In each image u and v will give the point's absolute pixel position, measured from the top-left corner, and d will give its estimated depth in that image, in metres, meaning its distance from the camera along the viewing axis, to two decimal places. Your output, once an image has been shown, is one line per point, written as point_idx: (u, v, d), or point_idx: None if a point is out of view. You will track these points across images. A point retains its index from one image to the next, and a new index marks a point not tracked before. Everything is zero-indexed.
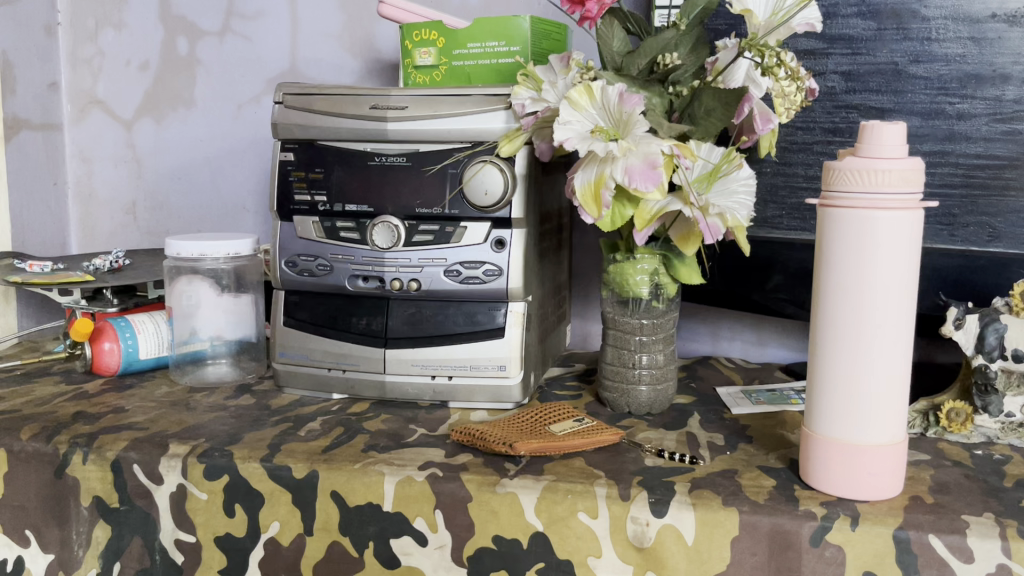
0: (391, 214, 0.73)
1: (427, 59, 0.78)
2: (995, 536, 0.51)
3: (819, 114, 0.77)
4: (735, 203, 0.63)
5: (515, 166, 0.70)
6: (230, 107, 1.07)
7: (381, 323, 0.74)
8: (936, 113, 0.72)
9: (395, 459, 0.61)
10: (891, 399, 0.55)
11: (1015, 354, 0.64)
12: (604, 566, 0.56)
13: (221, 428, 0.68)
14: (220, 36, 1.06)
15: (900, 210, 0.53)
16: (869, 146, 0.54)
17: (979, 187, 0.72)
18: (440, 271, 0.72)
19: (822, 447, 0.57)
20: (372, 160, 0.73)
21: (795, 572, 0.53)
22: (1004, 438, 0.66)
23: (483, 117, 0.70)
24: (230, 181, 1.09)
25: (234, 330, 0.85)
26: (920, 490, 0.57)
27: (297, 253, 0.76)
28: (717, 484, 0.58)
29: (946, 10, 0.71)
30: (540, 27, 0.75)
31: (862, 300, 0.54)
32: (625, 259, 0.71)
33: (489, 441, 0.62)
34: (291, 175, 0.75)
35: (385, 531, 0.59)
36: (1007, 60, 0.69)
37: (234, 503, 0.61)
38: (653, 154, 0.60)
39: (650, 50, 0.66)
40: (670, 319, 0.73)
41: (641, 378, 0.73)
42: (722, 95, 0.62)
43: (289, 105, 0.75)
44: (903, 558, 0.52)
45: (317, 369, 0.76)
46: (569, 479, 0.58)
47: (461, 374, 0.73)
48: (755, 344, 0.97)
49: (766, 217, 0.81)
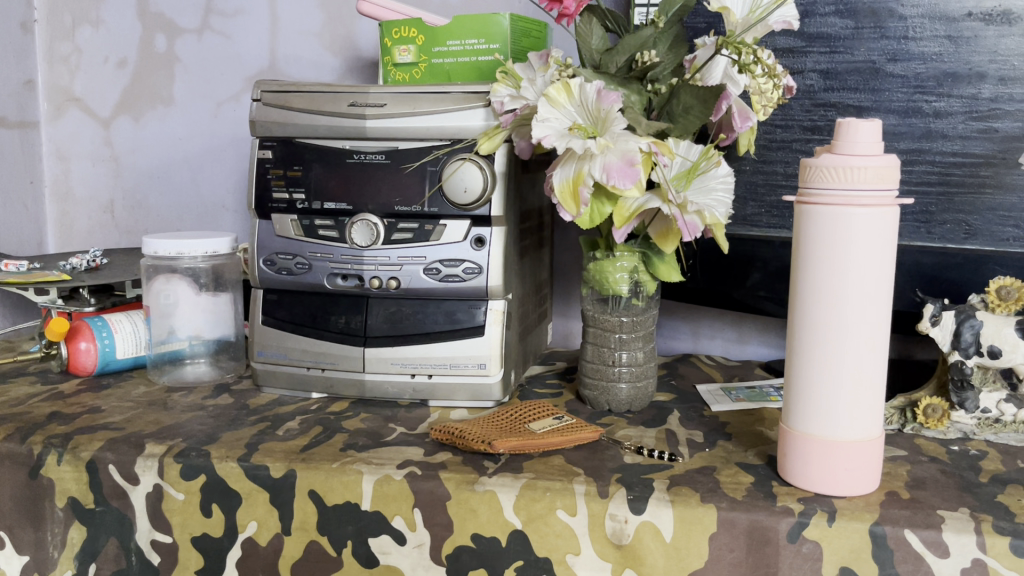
0: (370, 212, 0.72)
1: (407, 56, 0.77)
2: (971, 530, 0.51)
3: (797, 112, 0.78)
4: (714, 200, 0.64)
5: (494, 164, 0.70)
6: (209, 106, 1.06)
7: (360, 321, 0.74)
8: (913, 111, 0.73)
9: (373, 458, 0.61)
10: (866, 395, 0.55)
11: (990, 349, 0.64)
12: (582, 564, 0.56)
13: (199, 428, 0.68)
14: (199, 33, 1.05)
15: (875, 207, 0.53)
16: (845, 143, 0.54)
17: (956, 185, 0.72)
18: (420, 269, 0.72)
19: (799, 443, 0.57)
20: (350, 157, 0.72)
21: (773, 567, 0.53)
22: (981, 434, 0.67)
23: (462, 115, 0.70)
24: (209, 181, 1.08)
25: (212, 329, 0.84)
26: (897, 485, 0.58)
27: (276, 252, 0.75)
28: (695, 481, 0.58)
29: (922, 8, 0.71)
30: (520, 25, 0.74)
31: (836, 296, 0.55)
32: (605, 257, 0.71)
33: (468, 440, 0.62)
34: (269, 172, 0.75)
35: (363, 531, 0.58)
36: (983, 59, 0.69)
37: (211, 503, 0.61)
38: (631, 151, 0.60)
39: (627, 48, 0.65)
40: (650, 317, 0.73)
41: (621, 376, 0.73)
42: (701, 93, 0.62)
43: (267, 102, 0.74)
44: (879, 553, 0.52)
45: (296, 368, 0.76)
46: (548, 477, 0.58)
47: (441, 372, 0.73)
48: (736, 342, 0.98)
49: (746, 215, 0.81)
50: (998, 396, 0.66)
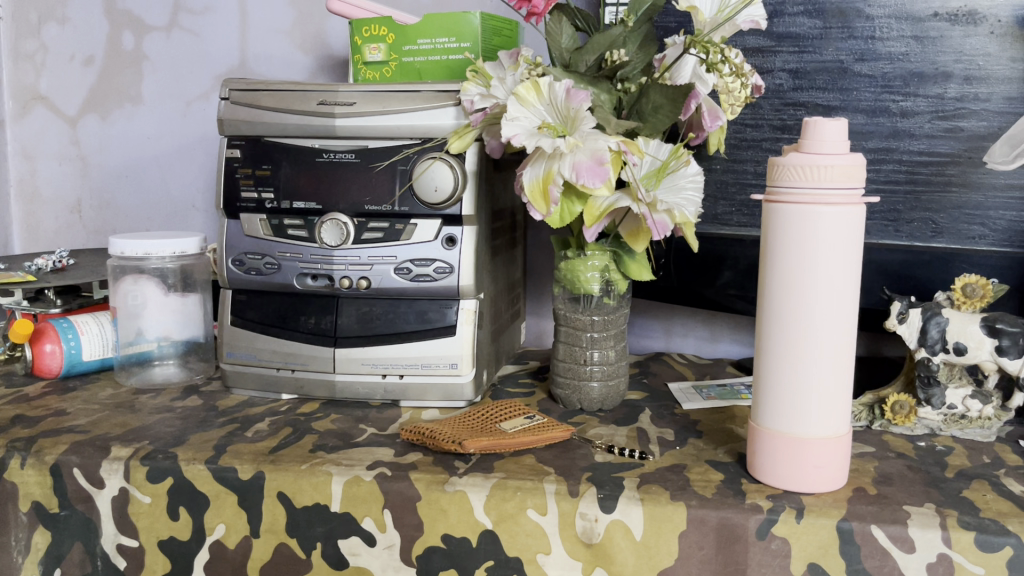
0: (340, 211, 0.72)
1: (377, 55, 0.77)
2: (936, 526, 0.51)
3: (767, 111, 0.78)
4: (683, 199, 0.64)
5: (465, 162, 0.70)
6: (178, 105, 1.05)
7: (331, 321, 0.74)
8: (881, 111, 0.74)
9: (343, 459, 0.61)
10: (834, 393, 0.56)
11: (956, 346, 0.65)
12: (553, 563, 0.56)
13: (166, 430, 0.67)
14: (167, 31, 1.04)
15: (842, 206, 0.54)
16: (811, 141, 0.55)
17: (923, 184, 0.73)
18: (390, 268, 0.72)
19: (768, 441, 0.57)
20: (320, 156, 0.72)
21: (742, 565, 0.54)
22: (946, 430, 0.67)
23: (433, 113, 0.69)
24: (179, 180, 1.07)
25: (182, 330, 0.83)
26: (864, 482, 0.58)
27: (244, 252, 0.75)
28: (666, 479, 0.58)
29: (889, 9, 0.72)
30: (491, 23, 0.74)
31: (804, 294, 0.55)
32: (576, 255, 0.71)
33: (438, 440, 0.62)
34: (237, 172, 0.74)
35: (332, 532, 0.58)
36: (949, 58, 0.71)
37: (178, 506, 0.60)
38: (600, 150, 0.60)
39: (597, 47, 0.65)
40: (622, 316, 0.73)
41: (593, 374, 0.73)
42: (669, 91, 0.62)
43: (235, 100, 0.73)
44: (846, 549, 0.52)
45: (266, 369, 0.75)
46: (519, 476, 0.58)
47: (412, 372, 0.72)
48: (708, 340, 0.98)
49: (717, 214, 0.82)
50: (964, 392, 0.67)
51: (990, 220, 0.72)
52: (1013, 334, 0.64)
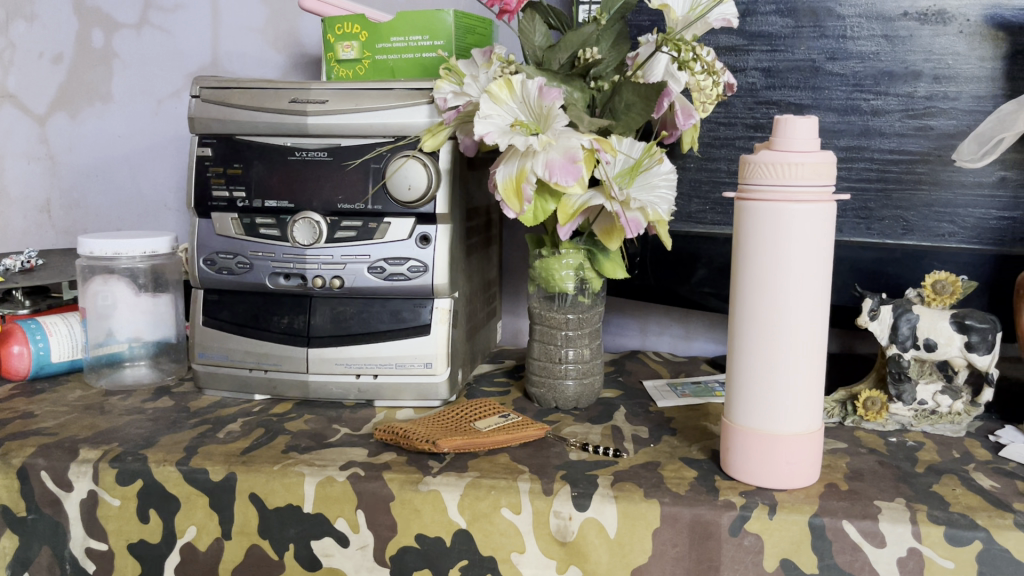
0: (312, 210, 0.71)
1: (350, 53, 0.76)
2: (906, 520, 0.52)
3: (740, 109, 0.78)
4: (657, 197, 0.64)
5: (438, 161, 0.69)
6: (149, 103, 1.04)
7: (304, 321, 0.73)
8: (852, 109, 0.74)
9: (316, 460, 0.60)
10: (806, 389, 0.56)
11: (926, 342, 0.66)
12: (527, 562, 0.55)
13: (136, 432, 0.66)
14: (137, 28, 1.02)
15: (813, 203, 0.54)
16: (782, 139, 0.55)
17: (894, 182, 0.74)
18: (364, 267, 0.71)
19: (741, 438, 0.58)
20: (292, 155, 0.71)
21: (715, 561, 0.54)
22: (917, 425, 0.68)
23: (406, 111, 0.69)
24: (151, 179, 1.06)
25: (153, 331, 0.82)
26: (836, 477, 0.59)
27: (216, 251, 0.74)
28: (640, 476, 0.58)
29: (860, 8, 0.73)
30: (464, 22, 0.74)
31: (776, 291, 0.55)
32: (550, 254, 0.71)
33: (412, 440, 0.62)
34: (208, 170, 0.73)
35: (305, 533, 0.58)
36: (919, 57, 0.72)
37: (148, 509, 0.59)
38: (573, 148, 0.60)
39: (570, 45, 0.65)
40: (596, 314, 0.73)
41: (568, 373, 0.73)
42: (642, 90, 0.63)
43: (206, 98, 0.73)
44: (818, 544, 0.53)
45: (239, 370, 0.75)
46: (493, 475, 0.58)
47: (387, 372, 0.72)
48: (683, 338, 0.99)
49: (690, 212, 0.82)
50: (935, 388, 0.68)
51: (959, 218, 0.73)
52: (981, 330, 0.64)
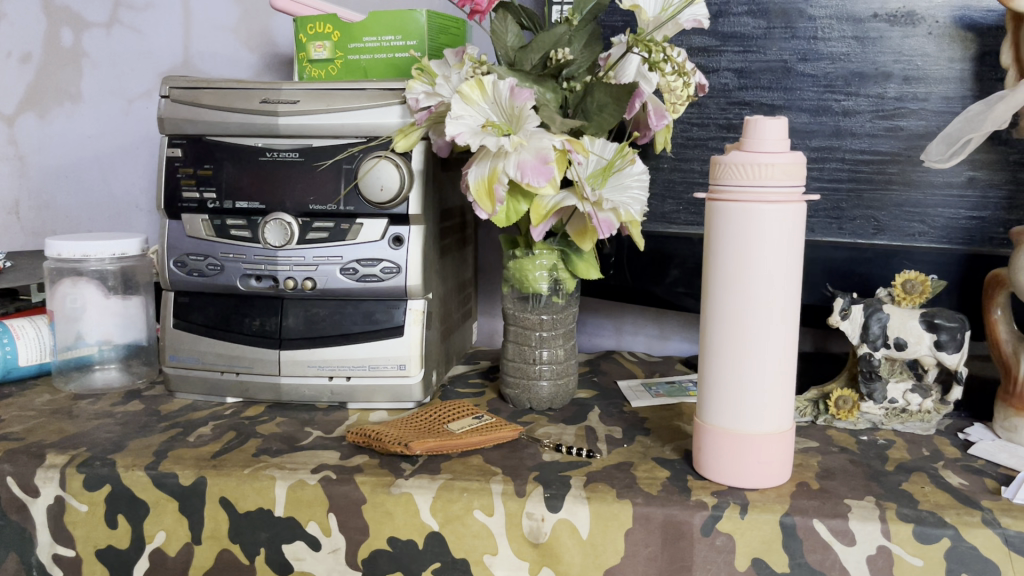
0: (283, 211, 0.71)
1: (322, 53, 0.76)
2: (875, 518, 0.52)
3: (713, 110, 0.78)
4: (629, 197, 0.64)
5: (411, 162, 0.69)
6: (119, 103, 1.02)
7: (276, 323, 0.72)
8: (823, 110, 0.75)
9: (288, 463, 0.60)
10: (777, 389, 0.56)
11: (897, 342, 0.66)
12: (500, 564, 0.55)
13: (105, 436, 0.65)
14: (108, 27, 1.00)
15: (783, 203, 0.54)
16: (752, 140, 0.55)
17: (865, 182, 0.75)
18: (336, 269, 0.71)
19: (713, 437, 0.58)
20: (263, 155, 0.71)
21: (687, 561, 0.54)
22: (888, 424, 0.69)
23: (377, 111, 0.69)
24: (122, 180, 1.04)
25: (123, 333, 0.81)
26: (807, 476, 0.59)
27: (187, 253, 0.73)
28: (612, 477, 0.58)
29: (831, 9, 0.73)
30: (437, 21, 0.74)
31: (747, 292, 0.55)
32: (524, 255, 0.71)
33: (384, 441, 0.61)
34: (178, 171, 0.72)
35: (276, 537, 0.57)
36: (889, 59, 0.72)
37: (117, 514, 0.59)
38: (545, 149, 0.60)
39: (542, 46, 0.65)
40: (570, 315, 0.73)
41: (542, 374, 0.73)
42: (613, 90, 0.63)
43: (176, 98, 0.72)
44: (789, 543, 0.53)
45: (210, 373, 0.74)
46: (465, 477, 0.58)
47: (359, 374, 0.72)
48: (658, 338, 0.99)
49: (664, 213, 0.82)
50: (905, 387, 0.68)
51: (929, 217, 0.73)
52: (950, 329, 0.65)
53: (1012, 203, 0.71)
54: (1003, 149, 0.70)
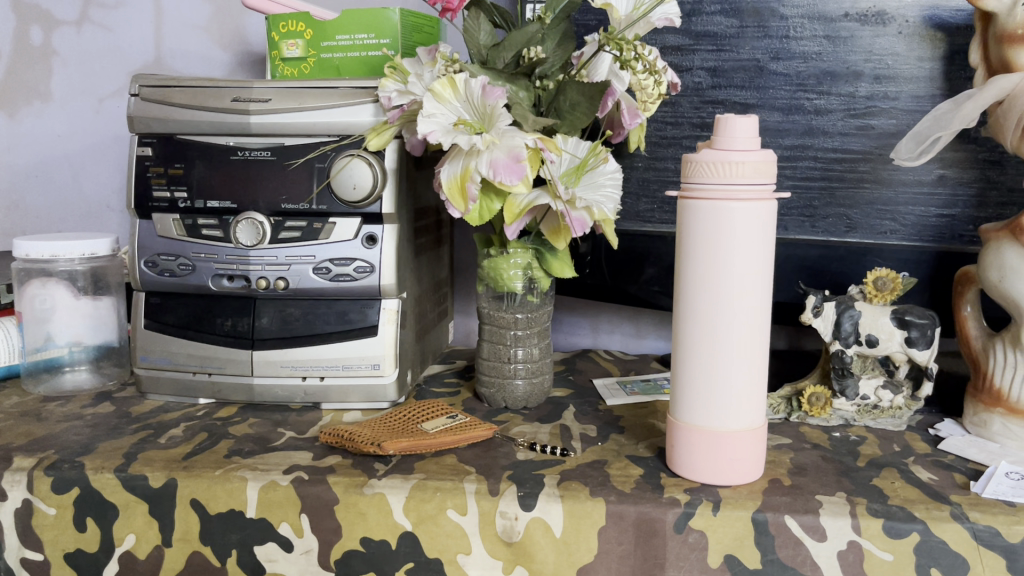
0: (255, 210, 0.70)
1: (295, 51, 0.76)
2: (846, 514, 0.53)
3: (686, 109, 0.79)
4: (603, 196, 0.64)
5: (384, 160, 0.68)
6: (89, 103, 1.01)
7: (248, 323, 0.72)
8: (795, 109, 0.75)
9: (260, 464, 0.59)
10: (748, 386, 0.57)
11: (868, 338, 0.67)
12: (473, 563, 0.55)
13: (74, 439, 0.64)
14: (78, 25, 0.99)
15: (753, 201, 0.54)
16: (722, 138, 0.55)
17: (837, 180, 0.75)
18: (309, 268, 0.70)
19: (685, 435, 0.58)
20: (234, 154, 0.70)
21: (660, 558, 0.54)
22: (860, 420, 0.69)
23: (350, 110, 0.68)
24: (93, 180, 1.03)
25: (94, 334, 0.80)
26: (779, 473, 0.59)
27: (157, 253, 0.72)
28: (586, 475, 0.58)
29: (802, 9, 0.74)
30: (411, 20, 0.73)
31: (718, 290, 0.55)
32: (498, 254, 0.70)
33: (357, 441, 0.61)
34: (149, 171, 0.72)
35: (248, 539, 0.57)
36: (859, 58, 0.73)
37: (86, 517, 0.58)
38: (517, 147, 0.59)
39: (514, 44, 0.65)
40: (545, 313, 0.73)
41: (517, 373, 0.73)
42: (586, 89, 0.62)
43: (146, 97, 0.71)
44: (761, 540, 0.53)
45: (182, 374, 0.73)
46: (439, 477, 0.57)
47: (333, 374, 0.71)
48: (634, 337, 0.99)
49: (638, 211, 0.82)
50: (876, 383, 0.69)
51: (900, 215, 0.74)
52: (921, 325, 0.66)
53: (981, 201, 0.72)
54: (972, 147, 0.71)
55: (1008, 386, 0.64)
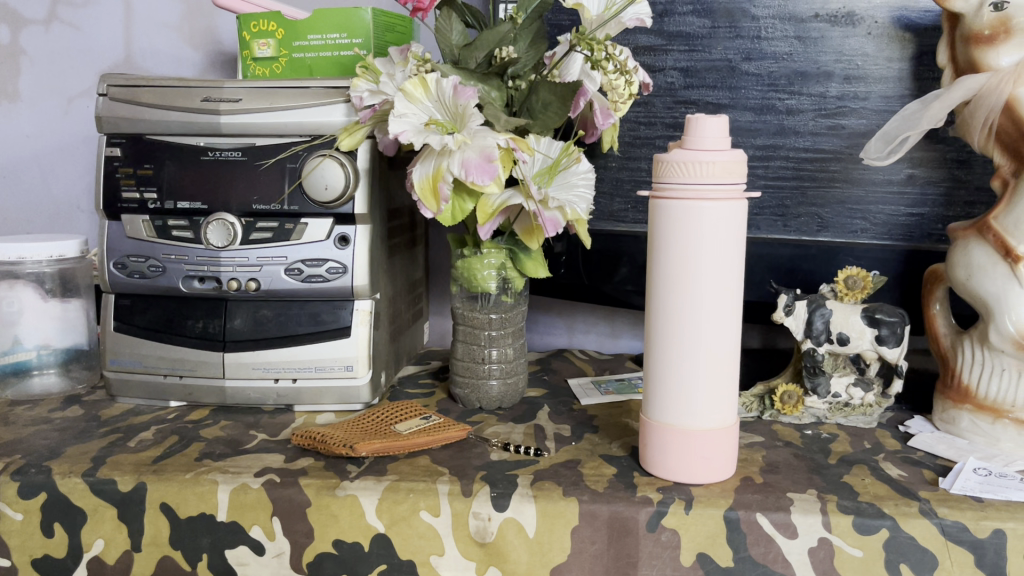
0: (226, 211, 0.69)
1: (266, 50, 0.75)
2: (817, 511, 0.53)
3: (659, 109, 0.79)
4: (575, 196, 0.65)
5: (356, 160, 0.68)
6: (58, 102, 1.00)
7: (219, 325, 0.71)
8: (767, 109, 0.76)
9: (231, 467, 0.59)
10: (719, 384, 0.57)
11: (839, 336, 0.67)
12: (446, 564, 0.55)
13: (42, 443, 0.63)
14: (46, 24, 0.98)
15: (723, 201, 0.55)
16: (693, 138, 0.55)
17: (809, 179, 0.76)
18: (280, 269, 0.70)
19: (658, 434, 0.58)
20: (205, 155, 0.69)
21: (633, 557, 0.54)
22: (832, 417, 0.70)
23: (321, 110, 0.68)
24: (62, 181, 1.01)
25: (63, 337, 0.79)
26: (751, 471, 0.59)
27: (126, 254, 0.72)
28: (559, 475, 0.58)
29: (773, 9, 0.74)
30: (383, 19, 0.73)
31: (689, 289, 0.56)
32: (472, 254, 0.70)
33: (329, 444, 0.61)
34: (117, 171, 0.71)
35: (218, 542, 0.56)
36: (830, 58, 0.73)
37: (53, 522, 0.57)
38: (489, 148, 0.59)
39: (487, 43, 0.64)
40: (518, 313, 0.73)
41: (491, 373, 0.72)
42: (558, 90, 0.62)
43: (114, 96, 0.70)
44: (733, 538, 0.53)
45: (153, 377, 0.73)
46: (412, 478, 0.57)
47: (306, 375, 0.71)
48: (609, 336, 1.00)
49: (612, 211, 0.82)
50: (847, 380, 0.69)
51: (871, 214, 0.75)
52: (891, 324, 0.66)
53: (950, 200, 0.73)
54: (941, 147, 0.72)
55: (976, 382, 0.64)
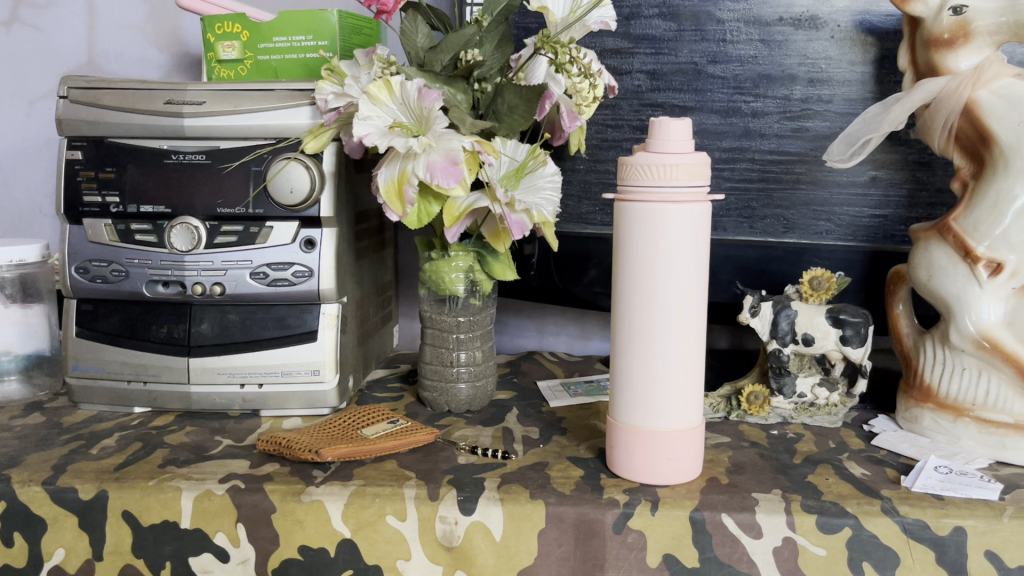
0: (190, 215, 0.69)
1: (231, 53, 0.74)
2: (781, 511, 0.53)
3: (627, 112, 0.79)
4: (542, 199, 0.64)
5: (322, 164, 0.68)
6: (19, 104, 0.98)
7: (184, 330, 0.71)
8: (733, 111, 0.76)
9: (195, 473, 0.58)
10: (684, 384, 0.57)
11: (805, 337, 0.68)
12: (413, 569, 0.55)
13: (2, 451, 0.62)
14: (7, 25, 0.95)
15: (687, 203, 0.55)
16: (657, 141, 0.55)
17: (774, 181, 0.77)
18: (246, 273, 0.69)
19: (625, 435, 0.58)
20: (168, 158, 0.69)
21: (600, 559, 0.54)
22: (797, 417, 0.70)
23: (286, 112, 0.67)
24: (23, 183, 0.99)
25: (25, 343, 0.78)
26: (717, 472, 0.60)
27: (89, 259, 0.71)
28: (527, 477, 0.58)
29: (738, 13, 0.75)
30: (349, 21, 0.73)
31: (654, 290, 0.56)
32: (440, 257, 0.70)
33: (294, 449, 0.60)
34: (79, 174, 0.70)
35: (183, 550, 0.56)
36: (794, 61, 0.74)
37: (13, 532, 0.56)
38: (454, 150, 0.59)
39: (452, 46, 0.64)
40: (486, 316, 0.73)
41: (459, 376, 0.72)
42: (523, 91, 0.63)
43: (75, 99, 0.69)
44: (698, 538, 0.53)
45: (116, 383, 0.72)
46: (377, 483, 0.57)
47: (272, 380, 0.70)
48: (579, 338, 1.00)
49: (581, 213, 0.83)
50: (813, 380, 0.70)
51: (835, 216, 0.76)
52: (854, 324, 0.67)
53: (911, 201, 0.74)
54: (903, 149, 0.73)
55: (937, 381, 0.65)
